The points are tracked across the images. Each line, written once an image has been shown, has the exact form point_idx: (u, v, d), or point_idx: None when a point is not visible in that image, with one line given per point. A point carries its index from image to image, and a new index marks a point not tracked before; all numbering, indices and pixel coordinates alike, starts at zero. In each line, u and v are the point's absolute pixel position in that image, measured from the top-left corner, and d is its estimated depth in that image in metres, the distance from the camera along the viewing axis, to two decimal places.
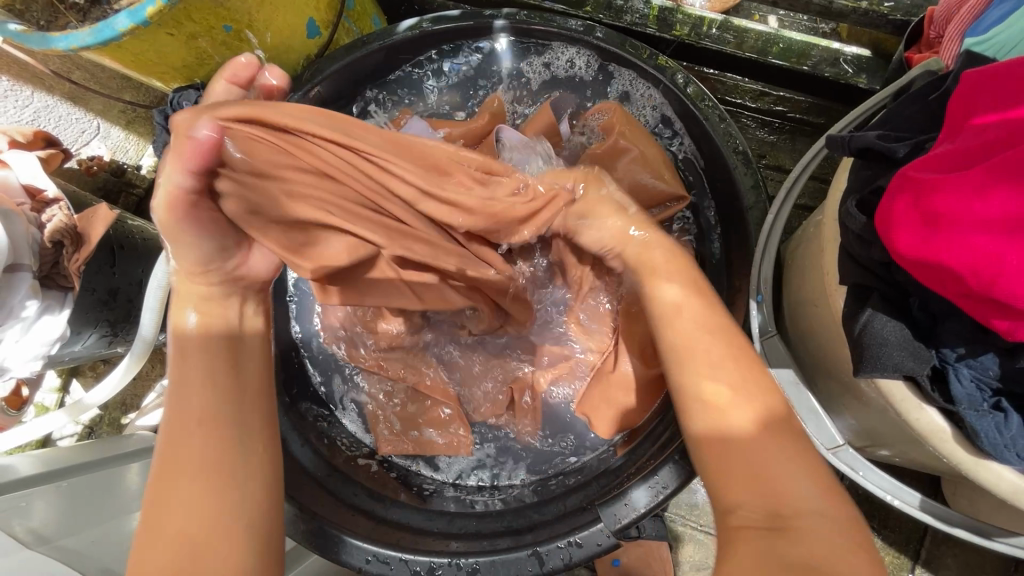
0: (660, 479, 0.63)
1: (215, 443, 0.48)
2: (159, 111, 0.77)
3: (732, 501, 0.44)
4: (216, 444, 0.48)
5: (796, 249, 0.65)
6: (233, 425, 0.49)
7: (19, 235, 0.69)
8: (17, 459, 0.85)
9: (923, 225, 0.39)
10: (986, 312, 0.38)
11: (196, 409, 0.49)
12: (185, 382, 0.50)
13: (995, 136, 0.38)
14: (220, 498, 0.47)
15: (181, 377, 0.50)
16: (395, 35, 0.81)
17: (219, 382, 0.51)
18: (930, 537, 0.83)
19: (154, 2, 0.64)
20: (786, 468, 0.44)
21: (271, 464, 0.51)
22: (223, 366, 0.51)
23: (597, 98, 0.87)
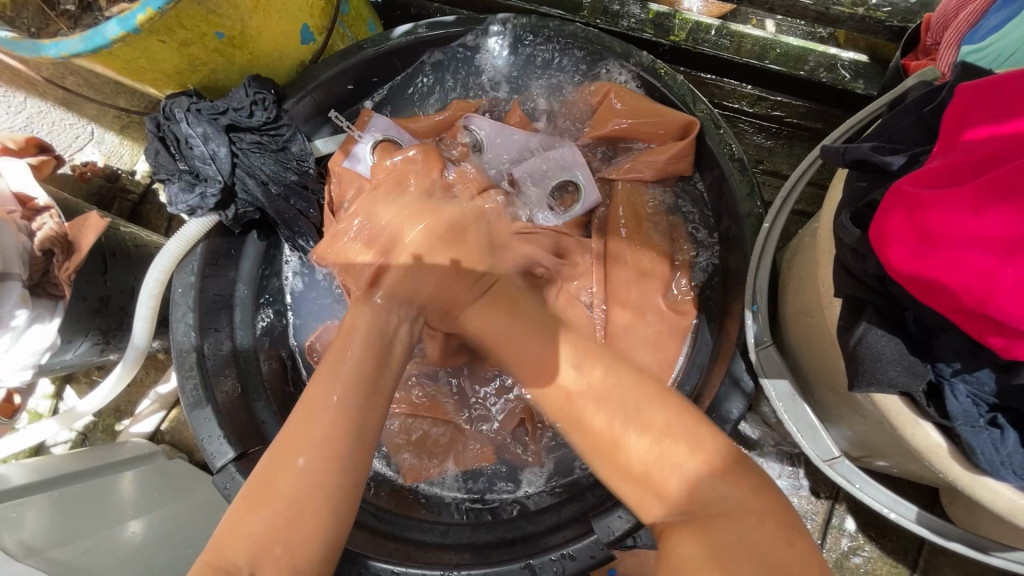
0: None
1: (332, 437, 0.48)
2: (152, 118, 0.75)
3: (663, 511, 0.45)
4: (332, 439, 0.48)
5: (792, 259, 0.64)
6: (350, 424, 0.49)
7: (9, 244, 0.69)
8: (9, 468, 0.85)
9: (917, 241, 0.38)
10: (982, 329, 0.38)
11: (320, 401, 0.51)
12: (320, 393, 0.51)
13: (990, 151, 0.37)
14: (323, 484, 0.46)
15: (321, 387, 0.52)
16: (390, 41, 0.81)
17: (355, 385, 0.52)
18: (928, 546, 0.83)
19: (144, 10, 0.63)
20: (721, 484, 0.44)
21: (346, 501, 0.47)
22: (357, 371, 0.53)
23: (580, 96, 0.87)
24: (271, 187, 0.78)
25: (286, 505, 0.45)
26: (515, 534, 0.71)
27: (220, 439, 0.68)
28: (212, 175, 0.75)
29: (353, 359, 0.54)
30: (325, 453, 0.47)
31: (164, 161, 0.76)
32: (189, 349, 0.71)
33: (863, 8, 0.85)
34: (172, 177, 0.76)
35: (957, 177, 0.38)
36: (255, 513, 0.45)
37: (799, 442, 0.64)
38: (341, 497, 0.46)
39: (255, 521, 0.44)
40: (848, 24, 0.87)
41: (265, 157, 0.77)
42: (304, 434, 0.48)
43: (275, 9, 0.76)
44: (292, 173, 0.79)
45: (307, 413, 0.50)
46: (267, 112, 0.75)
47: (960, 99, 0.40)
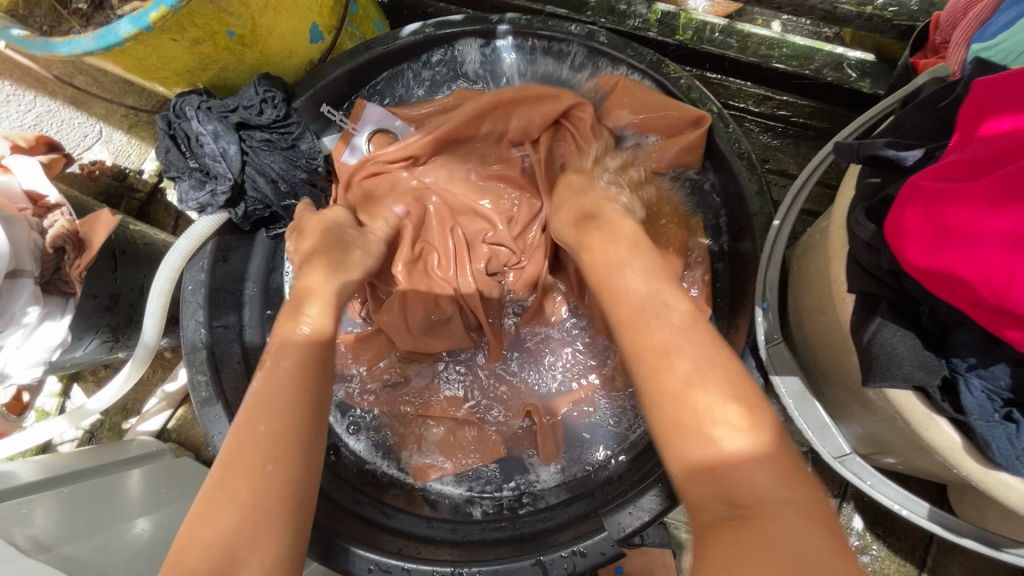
0: (664, 488, 0.62)
1: (279, 426, 0.49)
2: (163, 116, 0.75)
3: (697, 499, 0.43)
4: (283, 422, 0.49)
5: (802, 257, 0.65)
6: (297, 411, 0.50)
7: (21, 241, 0.69)
8: (18, 465, 0.85)
9: (934, 235, 0.38)
10: (1000, 323, 0.38)
11: (266, 395, 0.51)
12: (264, 391, 0.51)
13: (1007, 146, 0.37)
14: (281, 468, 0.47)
15: (263, 385, 0.52)
16: (398, 40, 0.81)
17: (294, 377, 0.53)
18: (936, 545, 0.83)
19: (157, 7, 0.64)
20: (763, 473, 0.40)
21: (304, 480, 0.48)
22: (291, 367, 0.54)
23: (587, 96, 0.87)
24: (281, 185, 0.78)
25: (245, 496, 0.45)
26: (524, 530, 0.71)
27: None
28: (222, 172, 0.75)
29: (294, 355, 0.55)
30: (271, 443, 0.48)
31: (175, 158, 0.76)
32: (200, 345, 0.72)
33: (870, 8, 0.84)
34: (182, 175, 0.77)
35: (974, 172, 0.38)
36: (216, 512, 0.44)
37: (809, 439, 0.64)
38: (295, 481, 0.47)
39: (219, 515, 0.44)
40: (856, 23, 0.87)
41: (275, 155, 0.77)
42: (251, 430, 0.48)
43: (285, 7, 0.76)
44: (302, 171, 0.80)
45: (255, 410, 0.50)
46: (277, 110, 0.75)
47: (977, 94, 0.40)
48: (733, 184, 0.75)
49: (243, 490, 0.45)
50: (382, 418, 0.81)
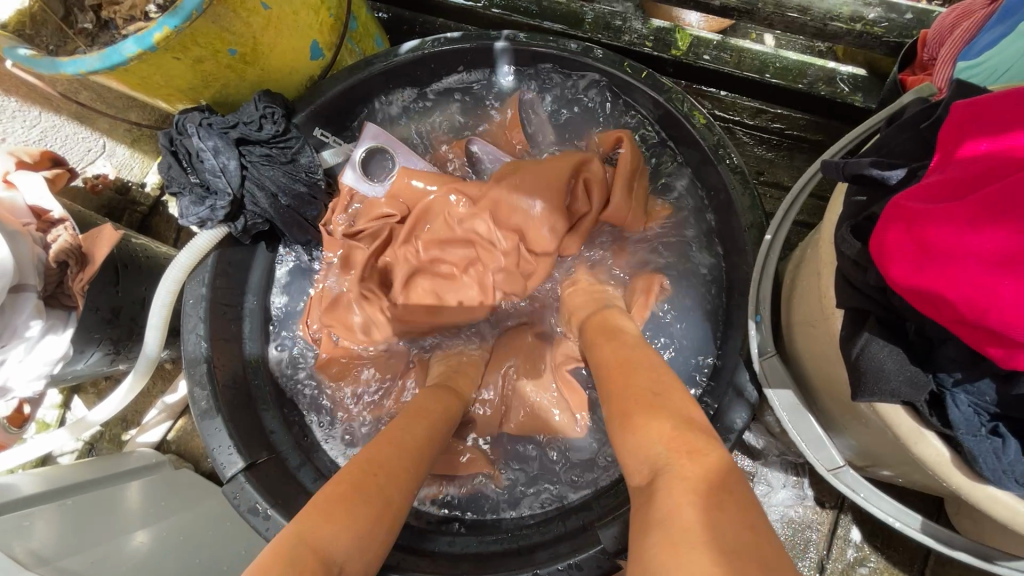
0: None
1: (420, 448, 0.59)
2: (166, 133, 0.76)
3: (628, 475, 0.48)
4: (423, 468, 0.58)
5: (795, 270, 0.65)
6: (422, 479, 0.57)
7: (25, 256, 0.70)
8: (19, 478, 0.85)
9: (916, 254, 0.39)
10: (983, 340, 0.38)
11: (414, 444, 0.59)
12: (418, 428, 0.61)
13: (985, 167, 0.38)
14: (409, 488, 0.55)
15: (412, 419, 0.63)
16: (397, 57, 0.82)
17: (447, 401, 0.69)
18: (934, 557, 0.83)
19: (161, 28, 0.65)
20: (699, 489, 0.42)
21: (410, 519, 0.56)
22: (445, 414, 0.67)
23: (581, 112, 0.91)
24: (280, 199, 0.80)
25: (374, 522, 0.49)
26: (521, 544, 0.71)
27: (229, 449, 0.69)
28: (222, 188, 0.76)
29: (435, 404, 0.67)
30: (403, 488, 0.54)
31: (176, 174, 0.77)
32: (200, 359, 0.72)
33: (861, 24, 0.86)
34: (183, 190, 0.78)
35: (954, 192, 0.39)
36: (365, 501, 0.50)
37: (803, 452, 0.64)
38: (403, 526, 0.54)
39: (351, 520, 0.48)
40: (846, 40, 0.88)
41: (274, 169, 0.78)
42: (387, 471, 0.53)
43: (286, 26, 0.78)
44: (302, 184, 0.81)
45: (402, 444, 0.58)
46: (276, 126, 0.76)
47: (955, 117, 0.41)
48: (724, 195, 0.76)
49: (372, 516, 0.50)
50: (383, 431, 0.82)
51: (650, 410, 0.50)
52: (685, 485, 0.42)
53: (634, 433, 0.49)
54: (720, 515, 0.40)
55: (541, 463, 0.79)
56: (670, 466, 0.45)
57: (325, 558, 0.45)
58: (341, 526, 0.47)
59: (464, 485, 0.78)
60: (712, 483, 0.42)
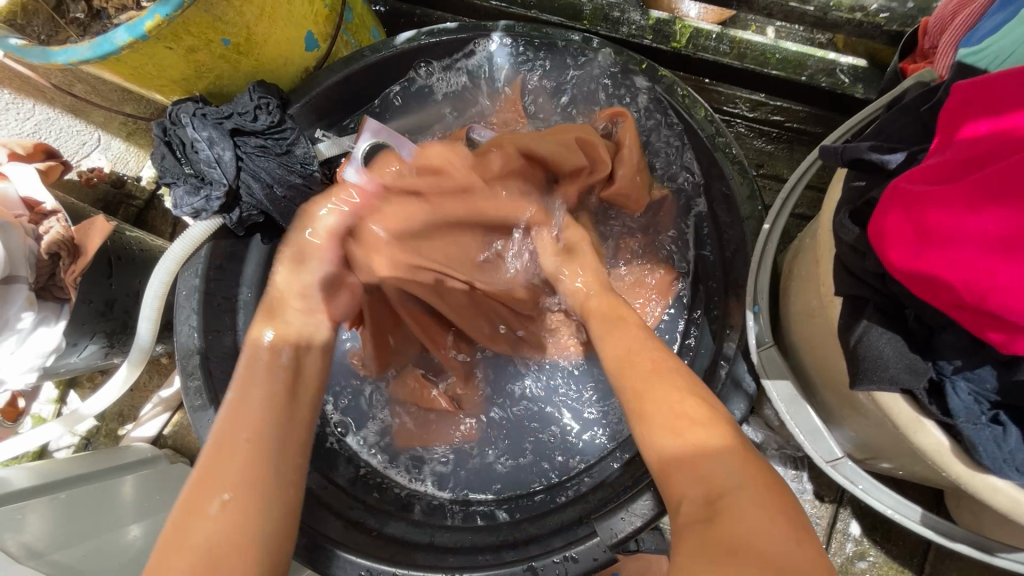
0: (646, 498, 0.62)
1: (242, 427, 0.54)
2: (159, 123, 0.76)
3: (677, 496, 0.47)
4: (253, 444, 0.53)
5: (792, 260, 0.65)
6: (259, 453, 0.53)
7: (17, 248, 0.69)
8: (13, 471, 0.85)
9: (914, 238, 0.39)
10: (982, 325, 0.38)
11: (235, 424, 0.54)
12: (245, 399, 0.56)
13: (984, 149, 0.38)
14: (250, 470, 0.51)
15: (242, 395, 0.57)
16: (392, 47, 0.81)
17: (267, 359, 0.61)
18: (934, 552, 0.82)
19: (153, 16, 0.65)
20: (758, 518, 0.42)
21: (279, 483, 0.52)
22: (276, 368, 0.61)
23: (578, 104, 0.90)
24: (276, 190, 0.79)
25: (207, 528, 0.47)
26: (518, 535, 0.70)
27: None
28: (217, 178, 0.76)
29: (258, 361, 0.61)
30: (240, 474, 0.50)
31: (170, 165, 0.77)
32: (193, 351, 0.72)
33: (862, 14, 0.85)
34: (178, 181, 0.77)
35: (952, 175, 0.38)
36: (194, 514, 0.48)
37: (801, 444, 0.64)
38: (274, 498, 0.51)
39: (190, 537, 0.47)
40: (846, 30, 0.87)
41: (269, 160, 0.78)
42: (214, 468, 0.51)
43: (281, 15, 0.77)
44: (297, 176, 0.79)
45: (224, 427, 0.54)
46: (271, 116, 0.76)
47: (954, 100, 0.40)
48: (722, 187, 0.75)
49: (199, 530, 0.47)
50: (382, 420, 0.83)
51: (701, 427, 0.50)
52: (756, 508, 0.43)
53: (689, 452, 0.48)
54: (781, 546, 0.40)
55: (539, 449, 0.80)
56: (738, 488, 0.44)
57: None
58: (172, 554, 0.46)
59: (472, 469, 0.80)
60: (772, 512, 0.43)
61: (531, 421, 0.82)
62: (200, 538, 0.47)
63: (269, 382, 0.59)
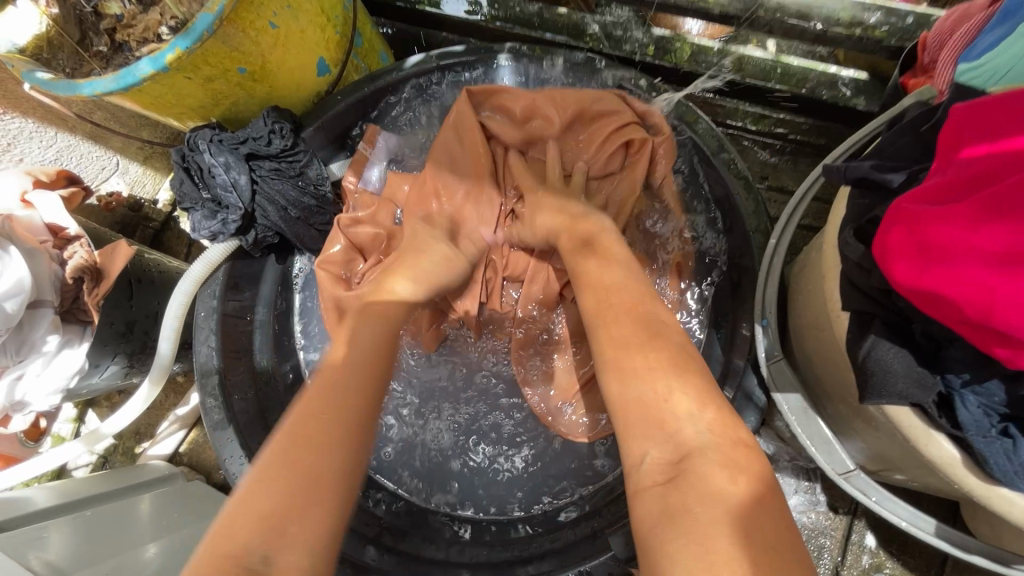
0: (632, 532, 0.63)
1: (341, 410, 0.50)
2: (177, 149, 0.79)
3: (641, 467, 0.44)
4: (332, 425, 0.49)
5: (799, 272, 0.66)
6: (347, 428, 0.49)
7: (43, 274, 0.72)
8: (33, 492, 0.86)
9: (918, 256, 0.40)
10: (987, 340, 0.38)
11: (318, 398, 0.51)
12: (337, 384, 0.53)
13: (983, 169, 0.39)
14: (322, 474, 0.45)
15: (334, 379, 0.54)
16: (404, 70, 0.84)
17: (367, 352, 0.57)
18: (951, 563, 0.82)
19: (173, 49, 0.67)
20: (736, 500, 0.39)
21: (348, 488, 0.46)
22: (367, 358, 0.57)
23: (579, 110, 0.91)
24: (290, 212, 0.82)
25: (264, 512, 0.42)
26: (532, 551, 0.72)
27: (241, 459, 0.70)
28: (233, 202, 0.78)
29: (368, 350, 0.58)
30: (312, 452, 0.46)
31: (188, 190, 0.79)
32: (211, 371, 0.74)
33: (861, 28, 0.86)
34: (196, 206, 0.80)
35: (954, 194, 0.40)
36: (275, 486, 0.44)
37: (814, 456, 0.64)
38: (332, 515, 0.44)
39: (266, 497, 0.43)
40: (846, 44, 0.89)
41: (284, 183, 0.80)
42: (297, 443, 0.47)
43: (294, 44, 0.79)
44: (310, 198, 0.83)
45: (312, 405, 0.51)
46: (285, 140, 0.78)
47: (952, 122, 0.42)
48: (731, 205, 0.76)
49: (274, 494, 0.43)
50: (391, 433, 0.81)
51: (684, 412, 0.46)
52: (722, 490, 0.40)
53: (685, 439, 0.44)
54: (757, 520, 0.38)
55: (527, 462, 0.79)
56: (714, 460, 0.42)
57: (232, 556, 0.40)
58: (254, 509, 0.43)
59: (490, 479, 0.79)
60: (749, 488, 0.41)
61: (540, 449, 0.79)
62: (257, 503, 0.43)
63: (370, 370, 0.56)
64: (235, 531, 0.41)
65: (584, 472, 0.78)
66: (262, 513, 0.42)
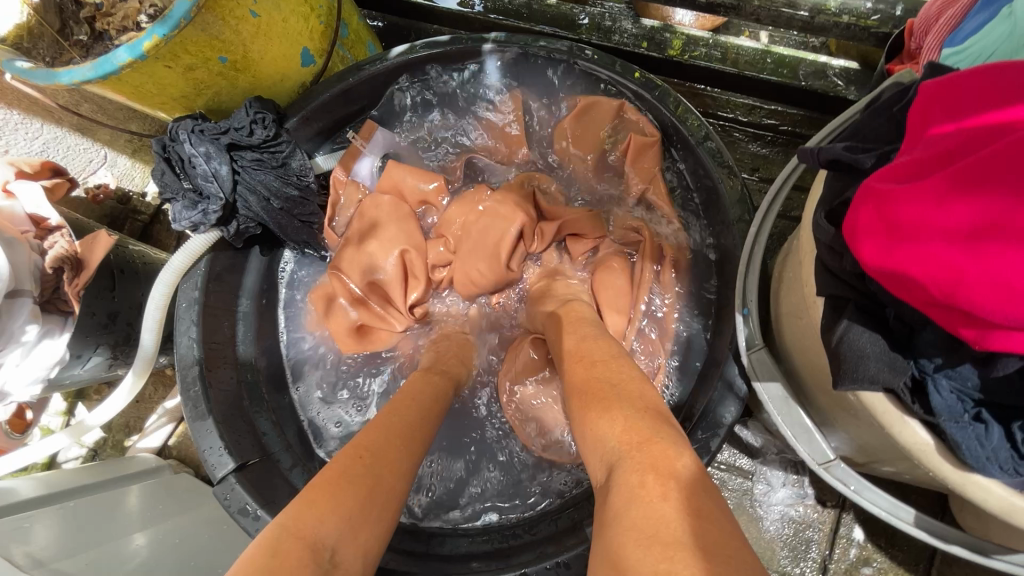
0: None
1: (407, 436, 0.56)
2: (159, 139, 0.77)
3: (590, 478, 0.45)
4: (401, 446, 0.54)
5: (782, 262, 0.64)
6: (404, 453, 0.53)
7: (21, 263, 0.72)
8: (18, 483, 0.86)
9: (887, 237, 0.39)
10: (954, 321, 0.38)
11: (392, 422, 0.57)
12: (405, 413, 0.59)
13: (951, 145, 0.38)
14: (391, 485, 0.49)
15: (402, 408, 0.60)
16: (388, 60, 0.82)
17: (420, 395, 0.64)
18: (940, 557, 0.81)
19: (151, 36, 0.67)
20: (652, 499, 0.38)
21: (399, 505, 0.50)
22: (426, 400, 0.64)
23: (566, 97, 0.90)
24: (273, 203, 0.81)
25: (348, 509, 0.44)
26: (512, 543, 0.72)
27: (220, 450, 0.70)
28: (213, 193, 0.77)
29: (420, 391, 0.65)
30: (385, 465, 0.50)
31: (170, 180, 0.79)
32: (191, 362, 0.73)
33: (851, 16, 0.85)
34: (177, 196, 0.79)
35: (921, 172, 0.39)
36: (352, 489, 0.46)
37: (794, 445, 0.63)
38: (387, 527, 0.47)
39: (343, 496, 0.45)
40: (834, 32, 0.88)
41: (266, 173, 0.80)
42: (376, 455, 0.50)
43: (276, 33, 0.79)
44: (293, 188, 0.83)
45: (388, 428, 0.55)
46: (266, 130, 0.77)
47: (924, 101, 0.41)
48: (716, 194, 0.75)
49: (350, 494, 0.46)
50: None
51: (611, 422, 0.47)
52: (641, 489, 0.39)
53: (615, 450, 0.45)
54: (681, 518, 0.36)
55: (513, 463, 0.79)
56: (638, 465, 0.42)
57: (316, 543, 0.41)
58: (328, 512, 0.43)
59: (474, 474, 0.79)
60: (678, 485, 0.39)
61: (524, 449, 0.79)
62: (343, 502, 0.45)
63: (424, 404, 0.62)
64: (325, 520, 0.43)
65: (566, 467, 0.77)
66: (346, 510, 0.44)
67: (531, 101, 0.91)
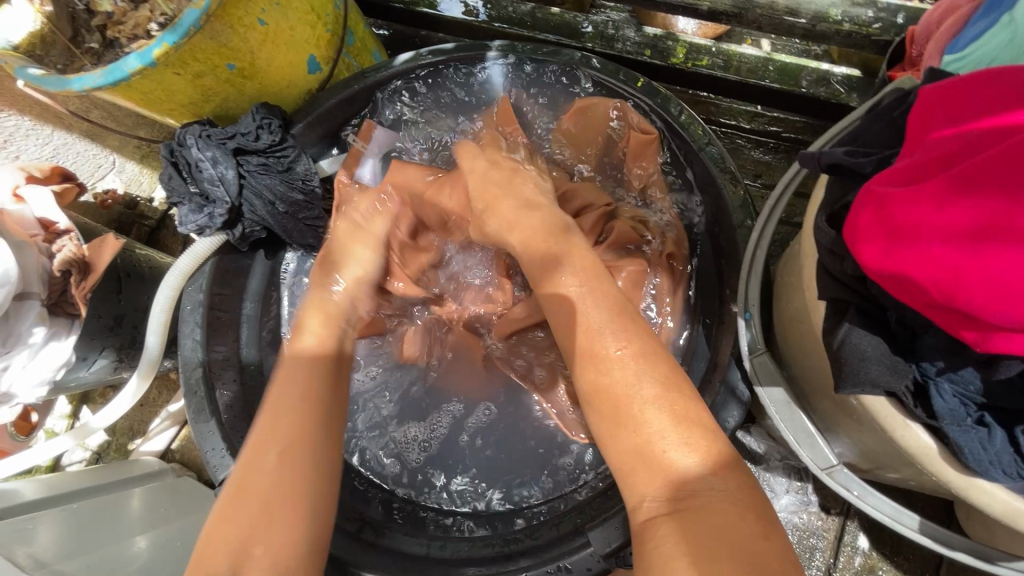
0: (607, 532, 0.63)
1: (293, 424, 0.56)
2: (166, 145, 0.79)
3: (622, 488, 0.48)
4: (285, 439, 0.55)
5: (783, 265, 0.65)
6: (290, 440, 0.55)
7: (30, 266, 0.73)
8: (23, 484, 0.86)
9: (887, 239, 0.39)
10: (956, 323, 0.38)
11: (274, 418, 0.57)
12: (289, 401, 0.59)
13: (950, 149, 0.38)
14: (284, 481, 0.52)
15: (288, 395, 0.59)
16: (393, 66, 0.83)
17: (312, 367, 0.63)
18: (946, 566, 0.80)
19: (160, 44, 0.68)
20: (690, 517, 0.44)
21: (313, 490, 0.53)
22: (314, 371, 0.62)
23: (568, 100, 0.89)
24: (277, 207, 0.82)
25: (242, 526, 0.49)
26: (515, 547, 0.71)
27: (222, 452, 0.70)
28: (220, 197, 0.79)
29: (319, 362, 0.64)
30: (266, 466, 0.53)
31: (176, 185, 0.80)
32: (195, 364, 0.74)
33: (852, 24, 0.85)
34: (183, 200, 0.80)
35: (921, 175, 0.39)
36: (241, 507, 0.51)
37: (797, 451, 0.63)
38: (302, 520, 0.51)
39: (235, 517, 0.50)
40: (835, 40, 0.88)
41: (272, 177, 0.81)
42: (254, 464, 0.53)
43: (283, 41, 0.80)
44: (298, 193, 0.83)
45: (268, 422, 0.56)
46: (273, 135, 0.79)
47: (923, 105, 0.41)
48: (716, 197, 0.75)
49: (242, 511, 0.50)
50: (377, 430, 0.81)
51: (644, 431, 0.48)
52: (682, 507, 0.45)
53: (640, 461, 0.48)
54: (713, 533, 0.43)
55: (518, 465, 0.78)
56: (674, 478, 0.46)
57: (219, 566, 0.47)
58: (228, 532, 0.49)
59: (476, 476, 0.78)
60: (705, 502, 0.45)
61: (528, 455, 0.79)
62: (228, 525, 0.49)
63: (316, 380, 0.61)
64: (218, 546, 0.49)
65: (569, 471, 0.77)
66: (230, 531, 0.49)
67: (532, 107, 0.90)
